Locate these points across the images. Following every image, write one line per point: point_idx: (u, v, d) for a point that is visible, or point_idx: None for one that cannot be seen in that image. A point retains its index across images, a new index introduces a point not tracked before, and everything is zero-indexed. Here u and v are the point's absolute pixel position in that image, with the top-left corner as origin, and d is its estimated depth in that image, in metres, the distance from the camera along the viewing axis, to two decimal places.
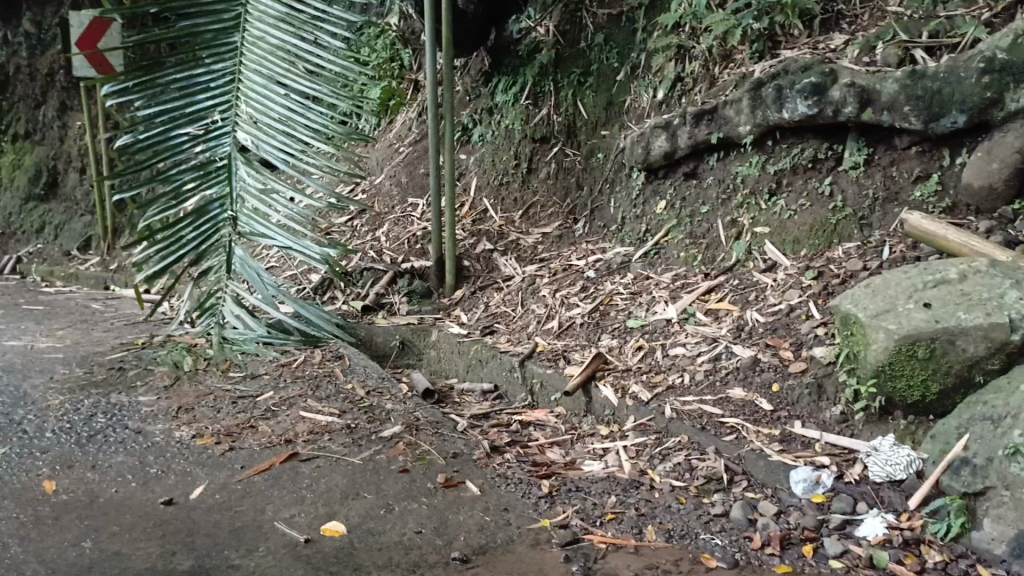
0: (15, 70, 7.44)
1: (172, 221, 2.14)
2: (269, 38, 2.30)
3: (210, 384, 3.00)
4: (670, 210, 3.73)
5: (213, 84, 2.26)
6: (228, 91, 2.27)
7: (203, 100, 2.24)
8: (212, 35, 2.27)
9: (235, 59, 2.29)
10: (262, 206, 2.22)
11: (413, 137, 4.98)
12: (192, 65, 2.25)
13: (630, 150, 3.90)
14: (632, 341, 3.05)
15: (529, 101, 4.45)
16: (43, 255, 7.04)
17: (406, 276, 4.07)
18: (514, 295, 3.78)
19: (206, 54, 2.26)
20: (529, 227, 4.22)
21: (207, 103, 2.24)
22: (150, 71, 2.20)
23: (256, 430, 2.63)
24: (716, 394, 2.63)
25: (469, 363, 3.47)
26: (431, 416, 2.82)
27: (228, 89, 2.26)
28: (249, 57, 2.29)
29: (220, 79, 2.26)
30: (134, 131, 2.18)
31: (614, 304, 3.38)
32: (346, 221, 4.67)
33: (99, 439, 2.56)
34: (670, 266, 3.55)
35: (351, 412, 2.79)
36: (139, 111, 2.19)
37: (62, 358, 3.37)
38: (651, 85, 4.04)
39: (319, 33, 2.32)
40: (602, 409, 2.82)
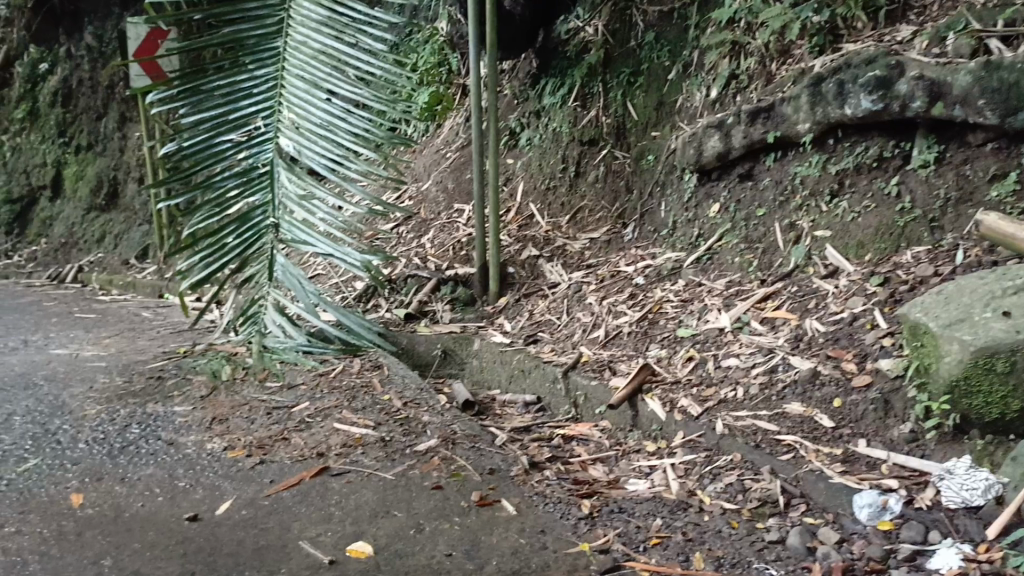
0: (77, 83, 7.73)
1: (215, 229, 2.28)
2: (310, 43, 2.35)
3: (246, 394, 2.93)
4: (725, 214, 3.55)
5: (256, 90, 2.33)
6: (271, 96, 2.33)
7: (245, 106, 2.32)
8: (255, 41, 2.33)
9: (277, 64, 2.35)
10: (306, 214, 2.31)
11: (459, 142, 4.89)
12: (235, 72, 2.32)
13: (682, 151, 3.74)
14: (682, 352, 2.89)
15: (577, 103, 4.32)
16: (102, 264, 7.11)
17: (450, 283, 3.97)
18: (560, 302, 3.63)
19: (249, 60, 2.33)
20: (576, 232, 4.07)
21: (250, 109, 2.32)
22: (194, 80, 2.28)
23: (289, 442, 2.55)
24: (772, 409, 2.45)
25: (512, 373, 3.34)
26: (468, 429, 2.70)
27: (271, 95, 2.33)
28: (292, 63, 2.36)
29: (263, 85, 2.33)
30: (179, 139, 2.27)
31: (664, 312, 3.22)
32: (391, 228, 4.60)
33: (130, 450, 2.50)
34: (723, 272, 3.36)
35: (386, 424, 2.69)
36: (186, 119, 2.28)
37: (104, 366, 3.36)
38: (704, 83, 3.87)
39: (359, 35, 2.34)
40: (649, 424, 2.66)
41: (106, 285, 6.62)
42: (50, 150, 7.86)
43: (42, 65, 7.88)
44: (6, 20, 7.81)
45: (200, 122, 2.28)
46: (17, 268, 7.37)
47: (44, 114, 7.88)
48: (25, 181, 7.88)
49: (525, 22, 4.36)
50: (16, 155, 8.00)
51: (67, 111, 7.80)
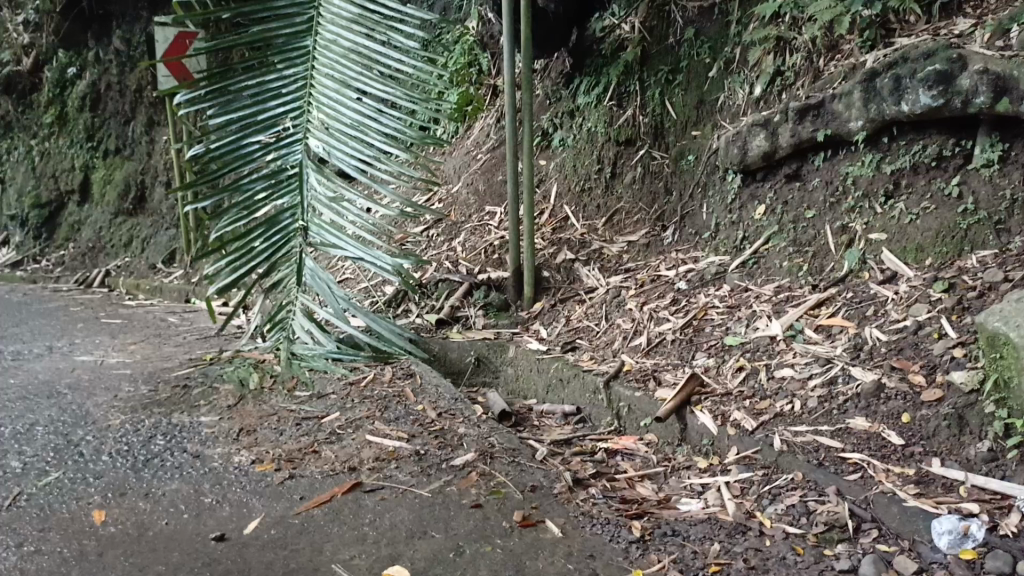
0: (106, 88, 7.73)
1: (242, 231, 1.93)
2: (340, 40, 2.10)
3: (274, 404, 2.81)
4: (771, 216, 3.39)
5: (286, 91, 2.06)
6: (301, 97, 2.06)
7: (274, 107, 2.04)
8: (284, 40, 2.09)
9: (307, 63, 2.10)
10: (335, 216, 1.97)
11: (490, 143, 4.77)
12: (263, 72, 2.06)
13: (724, 151, 3.58)
14: (732, 361, 2.74)
15: (613, 103, 4.17)
16: (129, 268, 7.04)
17: (483, 288, 3.82)
18: (598, 308, 3.49)
19: (276, 59, 2.07)
20: (613, 235, 3.93)
21: (279, 109, 2.04)
22: (221, 79, 2.02)
23: (320, 455, 2.43)
24: (834, 424, 2.30)
25: (549, 382, 3.20)
26: (507, 443, 2.56)
27: (301, 95, 2.06)
28: (321, 62, 2.10)
29: (292, 85, 2.07)
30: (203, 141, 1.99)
31: (709, 318, 3.07)
32: (421, 231, 4.49)
33: (155, 464, 2.40)
34: (771, 277, 3.20)
35: (421, 436, 2.56)
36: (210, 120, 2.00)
37: (129, 374, 3.26)
38: (747, 81, 3.71)
39: (392, 33, 2.11)
40: (699, 438, 2.51)
41: (133, 290, 6.56)
42: (79, 154, 7.86)
43: (72, 70, 7.90)
44: (37, 25, 7.84)
45: (225, 125, 2.00)
46: (45, 272, 7.34)
47: (73, 119, 7.89)
48: (53, 185, 7.88)
49: (560, 20, 4.23)
50: (45, 160, 8.01)
51: (96, 116, 7.80)
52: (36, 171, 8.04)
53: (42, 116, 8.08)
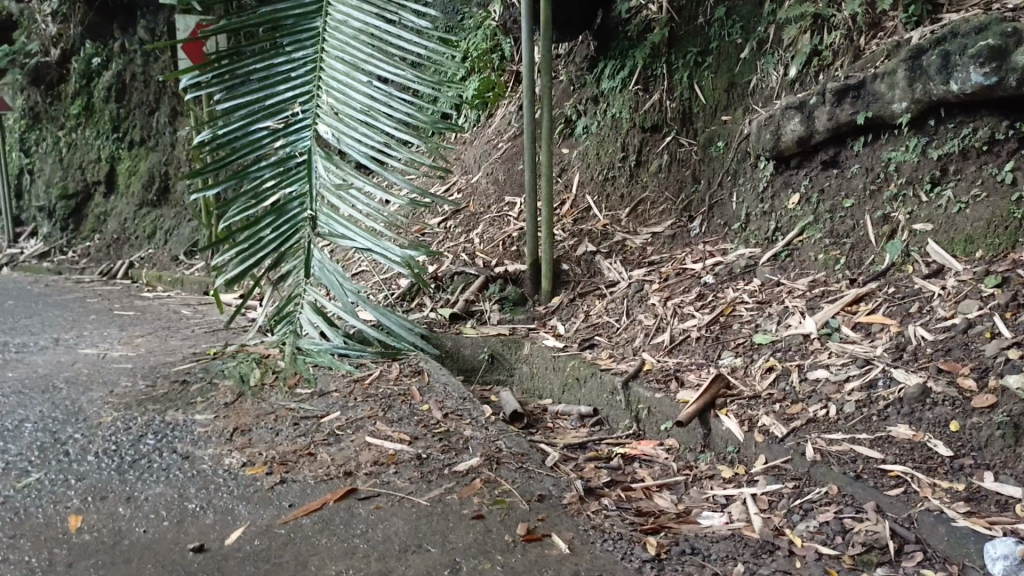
0: (131, 78, 7.64)
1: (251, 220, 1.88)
2: (351, 22, 2.03)
3: (272, 402, 2.67)
4: (806, 206, 3.18)
5: (295, 74, 1.97)
6: (310, 80, 1.97)
7: (282, 91, 1.95)
8: (294, 21, 1.99)
9: (316, 46, 2.00)
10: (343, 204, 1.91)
11: (512, 131, 4.58)
12: (272, 54, 1.97)
13: (756, 136, 3.37)
14: (761, 361, 2.53)
15: (638, 87, 3.96)
16: (152, 259, 6.97)
17: (499, 281, 3.66)
18: (619, 303, 3.30)
19: (286, 42, 1.98)
20: (637, 226, 3.72)
21: (288, 93, 1.95)
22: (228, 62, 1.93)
23: (315, 458, 2.27)
24: (873, 432, 2.09)
25: (566, 382, 3.02)
26: (516, 447, 2.38)
27: (310, 79, 1.97)
28: (331, 44, 2.01)
29: (301, 68, 1.97)
30: (211, 126, 1.91)
31: (737, 315, 2.86)
32: (439, 222, 4.32)
33: (141, 465, 2.26)
34: (805, 271, 2.99)
35: (424, 439, 2.40)
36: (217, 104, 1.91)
37: (129, 368, 3.14)
38: (781, 62, 3.49)
39: (403, 12, 2.03)
40: (723, 445, 2.31)
41: (153, 282, 6.48)
42: (105, 146, 7.82)
43: (97, 61, 7.84)
44: (63, 16, 7.79)
45: (232, 110, 1.91)
46: (70, 264, 7.32)
47: (99, 110, 7.84)
48: (80, 177, 7.87)
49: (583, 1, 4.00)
50: (72, 151, 8.00)
51: (121, 107, 7.72)
52: (63, 162, 8.03)
53: (69, 107, 8.05)
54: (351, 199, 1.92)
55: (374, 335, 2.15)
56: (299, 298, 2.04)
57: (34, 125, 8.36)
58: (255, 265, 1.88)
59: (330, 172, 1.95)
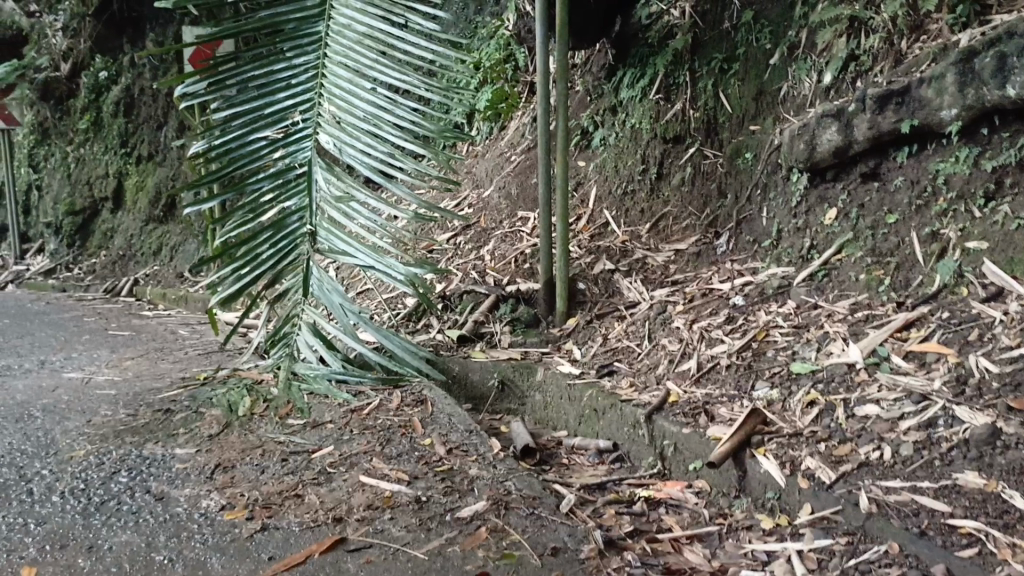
0: (140, 92, 7.47)
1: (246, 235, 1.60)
2: (356, 24, 1.75)
3: (261, 434, 2.43)
4: (845, 221, 2.92)
5: (296, 81, 1.69)
6: (312, 87, 1.70)
7: (283, 100, 1.67)
8: (295, 23, 1.71)
9: (318, 50, 1.72)
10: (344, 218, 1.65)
11: (526, 143, 4.35)
12: (272, 59, 1.69)
13: (788, 147, 3.12)
14: (800, 394, 2.28)
15: (659, 96, 3.72)
16: (157, 276, 6.74)
17: (510, 301, 3.42)
18: (640, 326, 3.05)
19: (286, 46, 1.69)
20: (659, 242, 3.47)
21: (288, 102, 1.67)
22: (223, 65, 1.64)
23: (302, 501, 2.03)
24: (938, 480, 1.83)
25: (582, 413, 2.77)
26: (527, 489, 2.13)
27: (313, 86, 1.69)
28: (334, 47, 1.73)
29: (303, 74, 1.70)
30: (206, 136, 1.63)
31: (771, 340, 2.61)
32: (448, 239, 4.10)
33: (109, 508, 2.02)
34: (845, 292, 2.73)
35: (424, 479, 2.15)
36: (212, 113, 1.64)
37: (112, 395, 2.91)
38: (814, 68, 3.24)
39: (410, 13, 1.76)
40: (761, 490, 2.06)
41: (157, 299, 6.24)
42: (113, 160, 7.63)
43: (105, 74, 7.69)
44: (73, 30, 7.64)
45: (229, 118, 1.64)
46: (75, 282, 7.13)
47: (107, 125, 7.67)
48: (88, 192, 7.71)
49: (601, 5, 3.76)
50: (79, 166, 7.86)
51: (129, 121, 7.53)
52: (71, 178, 7.88)
53: (77, 122, 7.91)
54: (353, 216, 1.66)
55: (375, 359, 1.85)
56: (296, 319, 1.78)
57: (42, 140, 8.23)
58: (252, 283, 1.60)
59: (331, 184, 1.67)
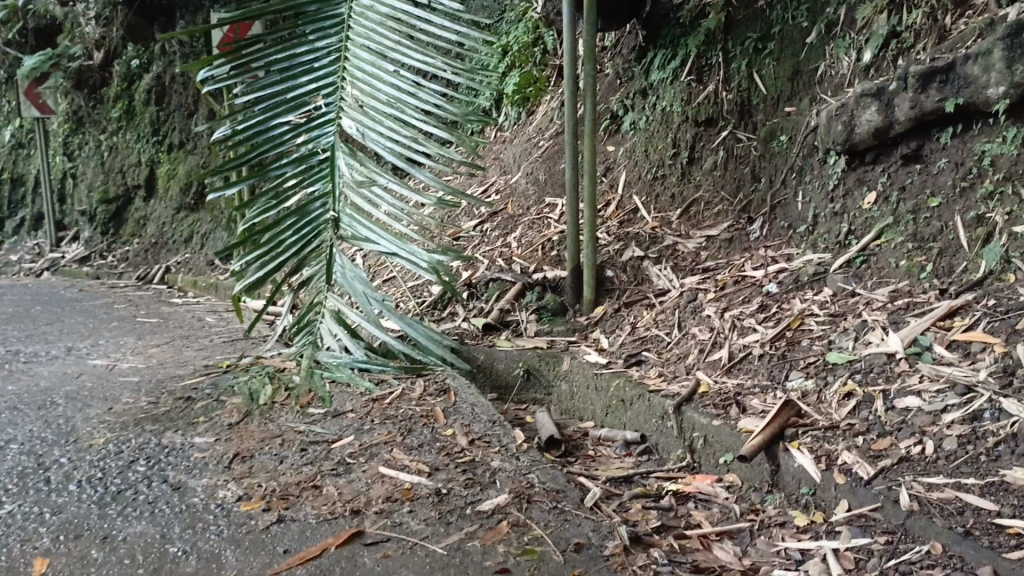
0: (171, 81, 7.48)
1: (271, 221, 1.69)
2: (378, 8, 1.89)
3: (280, 424, 2.39)
4: (885, 205, 2.81)
5: (318, 65, 1.82)
6: (333, 70, 1.82)
7: (305, 83, 1.79)
8: (317, 8, 1.86)
9: (341, 34, 1.86)
10: (367, 204, 1.73)
11: (554, 128, 4.26)
12: (294, 44, 1.82)
13: (825, 128, 3.00)
14: (837, 385, 2.19)
15: (691, 77, 3.61)
16: (188, 264, 6.74)
17: (537, 288, 3.35)
18: (670, 314, 2.96)
19: (309, 30, 1.84)
20: (690, 228, 3.37)
21: (310, 86, 1.79)
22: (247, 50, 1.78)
23: (320, 492, 1.99)
24: (983, 477, 1.73)
25: (609, 404, 2.69)
26: (551, 482, 2.06)
27: (334, 68, 1.82)
28: (357, 31, 1.87)
29: (324, 58, 1.83)
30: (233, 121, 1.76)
31: (807, 329, 2.51)
32: (474, 225, 4.04)
33: (125, 498, 2.00)
34: (884, 279, 2.62)
35: (445, 470, 2.10)
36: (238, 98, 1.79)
37: (135, 382, 2.90)
38: (853, 47, 3.12)
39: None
40: (795, 485, 1.97)
41: (188, 287, 6.25)
42: (145, 149, 7.65)
43: (137, 62, 7.71)
44: (106, 19, 7.67)
45: (253, 104, 1.78)
46: (108, 269, 7.18)
47: (139, 113, 7.69)
48: (121, 180, 7.76)
49: None
50: (113, 154, 7.92)
51: (161, 110, 7.56)
52: (104, 166, 7.94)
53: (110, 110, 7.96)
54: (374, 200, 1.74)
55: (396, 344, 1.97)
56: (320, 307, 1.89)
57: (77, 128, 8.30)
58: (275, 270, 1.70)
59: (353, 168, 1.75)
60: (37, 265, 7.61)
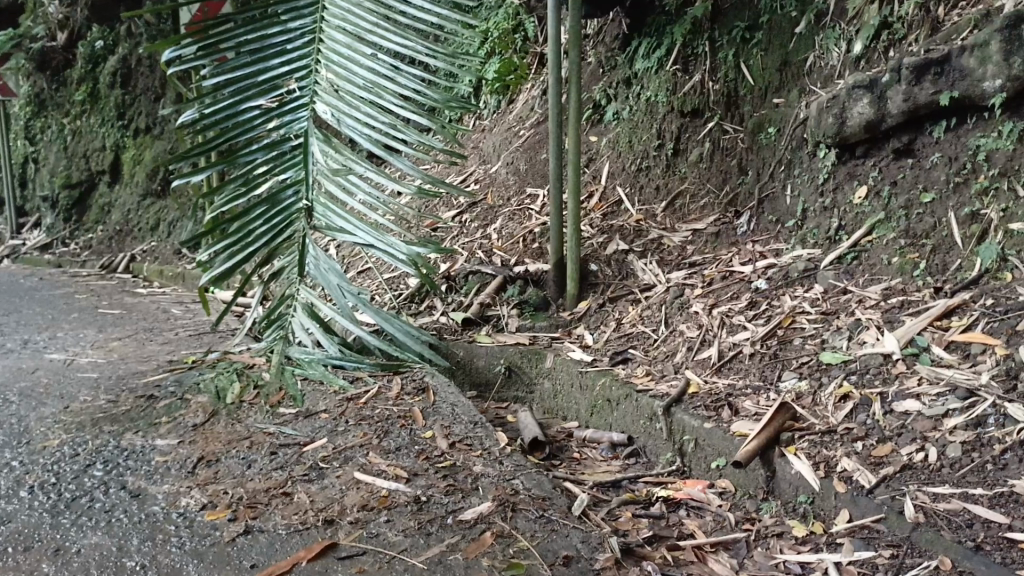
0: (136, 63, 7.22)
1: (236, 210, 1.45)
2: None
3: (249, 425, 2.26)
4: (876, 200, 2.73)
5: (290, 47, 1.60)
6: (307, 52, 1.61)
7: (277, 65, 1.57)
8: None
9: (315, 14, 1.64)
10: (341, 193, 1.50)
11: (535, 117, 4.14)
12: (265, 24, 1.61)
13: (815, 120, 2.92)
14: (832, 386, 2.11)
15: (677, 67, 3.50)
16: (155, 252, 6.53)
17: (518, 282, 3.24)
18: (655, 311, 2.87)
19: (282, 9, 1.62)
20: (675, 222, 3.28)
21: (283, 69, 1.58)
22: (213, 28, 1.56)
23: (291, 500, 1.87)
24: (992, 487, 1.67)
25: (594, 404, 2.60)
26: (535, 489, 1.96)
27: (308, 51, 1.60)
28: (330, 9, 1.66)
29: (297, 39, 1.61)
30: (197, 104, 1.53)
31: (798, 328, 2.43)
32: (452, 216, 3.92)
33: (80, 505, 1.87)
34: (876, 277, 2.54)
35: (424, 476, 1.99)
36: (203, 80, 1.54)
37: (95, 378, 2.75)
38: (844, 37, 3.04)
39: None
40: (792, 493, 1.90)
41: (154, 276, 6.05)
42: (110, 133, 7.39)
43: (101, 44, 7.45)
44: None
45: (219, 86, 1.54)
46: (71, 257, 6.95)
47: (104, 97, 7.43)
48: (85, 165, 7.51)
49: None
50: (76, 139, 7.66)
51: (126, 93, 7.31)
52: (68, 151, 7.68)
53: (74, 93, 7.69)
54: (351, 188, 1.50)
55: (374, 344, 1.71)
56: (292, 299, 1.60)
57: (40, 111, 8.02)
58: (244, 263, 1.45)
59: (328, 156, 1.53)
60: None
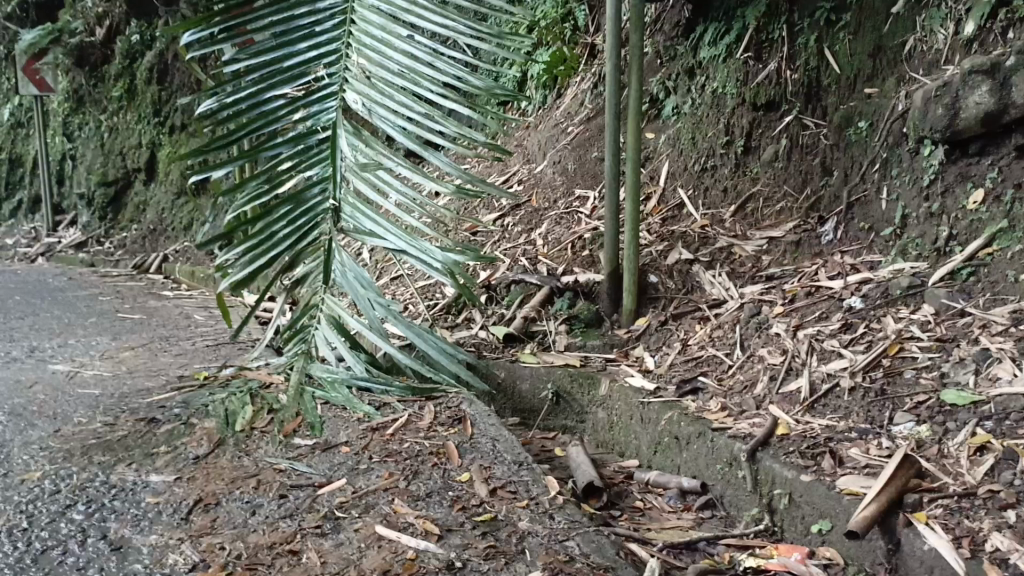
0: (174, 59, 7.01)
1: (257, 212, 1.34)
2: None
3: (258, 459, 1.93)
4: (996, 206, 2.32)
5: (320, 30, 1.50)
6: (337, 36, 1.50)
7: (305, 50, 1.47)
8: None
9: None
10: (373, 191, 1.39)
11: (585, 112, 3.76)
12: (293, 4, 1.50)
13: (919, 112, 2.51)
14: (963, 434, 1.77)
15: (748, 55, 3.07)
16: (187, 254, 6.27)
17: (568, 295, 2.87)
18: (728, 331, 2.49)
19: None
20: (746, 228, 2.88)
21: (311, 53, 1.47)
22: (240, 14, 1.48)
23: (298, 561, 1.53)
24: None
25: (657, 442, 2.24)
26: (596, 553, 1.60)
27: (338, 34, 1.50)
28: None
29: (328, 21, 1.51)
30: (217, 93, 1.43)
31: (907, 358, 2.04)
32: (495, 219, 3.57)
33: (49, 560, 1.54)
34: (1001, 297, 2.14)
35: (460, 533, 1.64)
36: (226, 68, 1.45)
37: (94, 396, 2.44)
38: (951, 17, 2.62)
39: None
40: (925, 572, 1.56)
41: (184, 278, 5.76)
42: (145, 130, 7.15)
43: (139, 38, 7.23)
44: None
45: (243, 74, 1.44)
46: (105, 256, 6.71)
47: (141, 92, 7.22)
48: (121, 163, 7.30)
49: None
50: (112, 135, 7.43)
51: (162, 89, 7.10)
52: (104, 147, 7.46)
53: (110, 90, 7.49)
54: (381, 187, 1.40)
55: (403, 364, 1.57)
56: (315, 310, 1.44)
57: (76, 108, 7.82)
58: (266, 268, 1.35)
59: (357, 152, 1.42)
60: (31, 248, 7.13)
